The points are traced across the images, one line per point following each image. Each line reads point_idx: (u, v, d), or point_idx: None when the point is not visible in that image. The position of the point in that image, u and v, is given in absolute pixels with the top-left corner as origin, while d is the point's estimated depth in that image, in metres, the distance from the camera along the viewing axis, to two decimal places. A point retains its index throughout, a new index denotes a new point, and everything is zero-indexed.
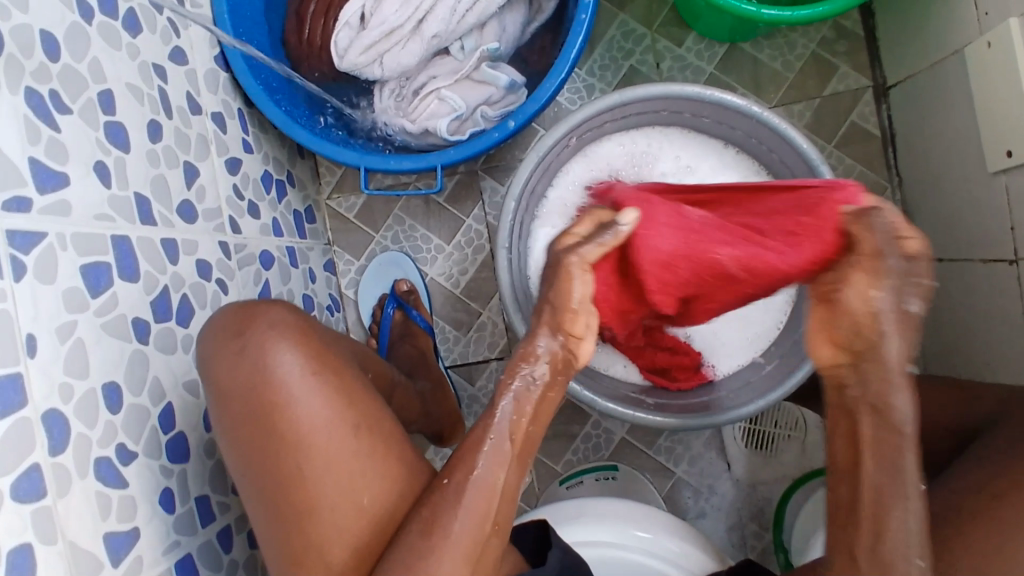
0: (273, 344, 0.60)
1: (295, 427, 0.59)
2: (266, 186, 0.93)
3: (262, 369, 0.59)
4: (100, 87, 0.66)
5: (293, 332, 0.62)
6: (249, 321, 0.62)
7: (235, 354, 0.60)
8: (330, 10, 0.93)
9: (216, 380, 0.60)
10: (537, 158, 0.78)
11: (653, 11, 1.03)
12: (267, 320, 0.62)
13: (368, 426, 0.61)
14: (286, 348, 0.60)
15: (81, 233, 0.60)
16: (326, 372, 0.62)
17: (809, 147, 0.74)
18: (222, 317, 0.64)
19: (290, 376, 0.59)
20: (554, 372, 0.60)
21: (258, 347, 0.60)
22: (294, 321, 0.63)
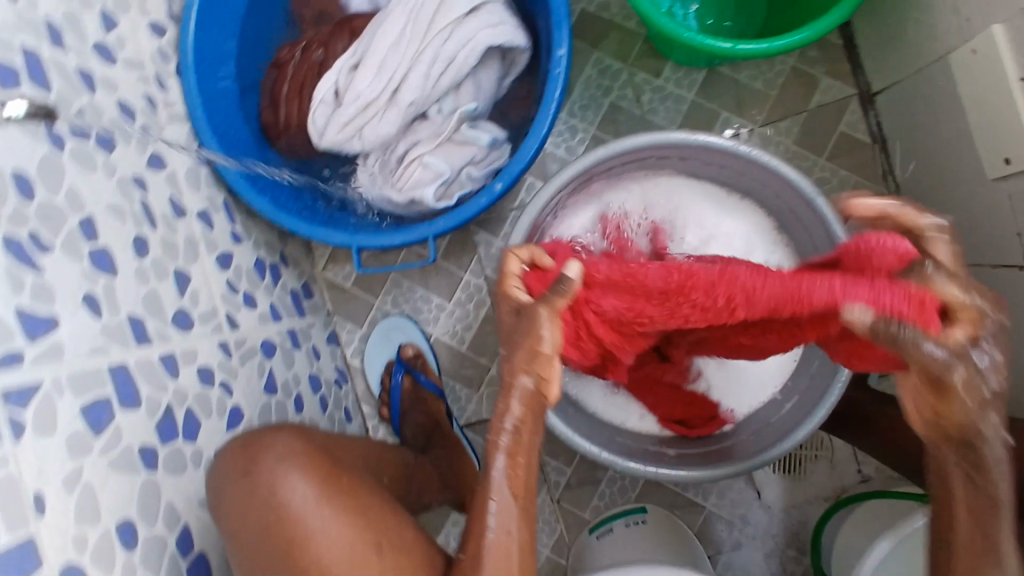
0: (282, 475, 0.60)
1: (314, 558, 0.58)
2: (260, 272, 0.93)
3: (275, 502, 0.59)
4: (80, 215, 0.65)
5: (301, 459, 0.62)
6: (255, 454, 0.62)
7: (247, 488, 0.60)
8: (303, 89, 0.92)
9: (230, 521, 0.60)
10: (530, 220, 0.76)
11: (628, 44, 1.01)
12: (274, 449, 0.63)
13: (389, 545, 0.60)
14: (296, 476, 0.60)
15: (76, 374, 0.59)
16: (341, 496, 0.61)
17: (807, 182, 0.72)
18: (228, 452, 0.64)
19: (304, 505, 0.59)
20: (535, 416, 0.56)
21: (268, 481, 0.60)
22: (301, 447, 0.64)
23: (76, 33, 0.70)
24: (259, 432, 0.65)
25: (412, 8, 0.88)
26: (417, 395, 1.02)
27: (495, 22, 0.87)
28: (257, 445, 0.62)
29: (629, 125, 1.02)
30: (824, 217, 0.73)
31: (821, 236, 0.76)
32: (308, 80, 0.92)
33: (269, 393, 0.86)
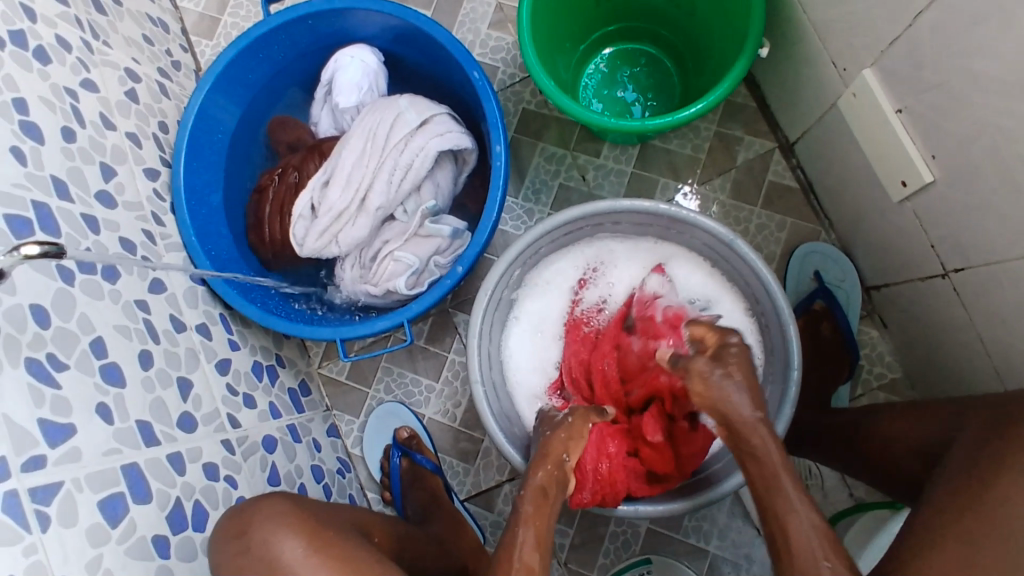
0: (274, 537, 0.71)
1: None
2: (257, 374, 1.01)
3: (269, 560, 0.70)
4: (90, 336, 0.75)
5: (290, 523, 0.73)
6: (246, 523, 0.73)
7: (239, 550, 0.71)
8: (283, 208, 1.05)
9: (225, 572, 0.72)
10: (489, 295, 0.85)
11: (567, 133, 1.14)
12: (265, 516, 0.73)
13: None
14: (287, 538, 0.71)
15: (93, 472, 0.67)
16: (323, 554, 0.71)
17: (724, 230, 0.83)
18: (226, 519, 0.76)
19: (293, 560, 0.70)
20: (553, 479, 0.72)
21: (259, 543, 0.71)
22: (289, 506, 0.76)
23: (80, 185, 0.81)
24: (250, 503, 0.76)
25: (370, 129, 1.01)
26: (415, 474, 1.08)
27: (443, 131, 1.00)
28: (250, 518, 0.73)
29: (579, 201, 1.13)
30: (745, 257, 0.82)
31: (746, 274, 0.85)
32: (287, 200, 1.05)
33: (272, 484, 0.93)
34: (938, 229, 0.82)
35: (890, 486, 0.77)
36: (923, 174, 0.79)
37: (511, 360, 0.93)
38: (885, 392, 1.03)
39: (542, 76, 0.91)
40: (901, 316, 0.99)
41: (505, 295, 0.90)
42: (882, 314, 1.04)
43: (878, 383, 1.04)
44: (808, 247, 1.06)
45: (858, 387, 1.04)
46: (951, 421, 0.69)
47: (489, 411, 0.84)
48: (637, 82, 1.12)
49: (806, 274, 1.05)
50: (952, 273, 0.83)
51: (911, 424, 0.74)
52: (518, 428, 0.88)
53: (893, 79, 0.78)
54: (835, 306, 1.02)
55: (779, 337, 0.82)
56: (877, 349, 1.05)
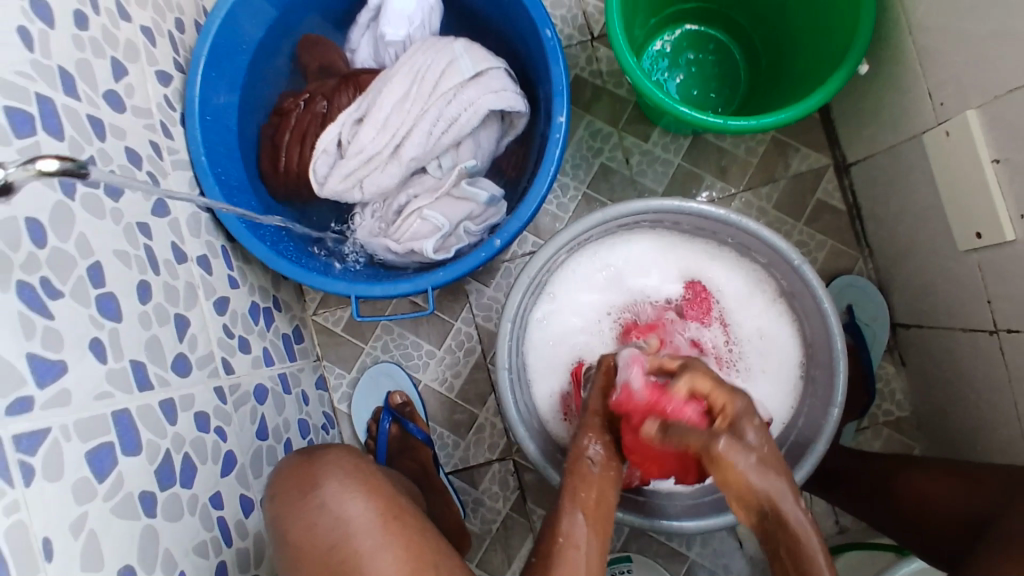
0: (347, 495, 0.63)
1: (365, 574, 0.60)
2: (254, 317, 0.93)
3: (337, 521, 0.62)
4: (88, 261, 0.65)
5: (364, 482, 0.65)
6: (317, 476, 0.65)
7: (308, 507, 0.63)
8: (305, 138, 0.95)
9: (289, 530, 0.63)
10: (529, 280, 0.79)
11: (618, 110, 1.07)
12: (331, 481, 0.65)
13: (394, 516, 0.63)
14: (359, 496, 0.63)
15: (82, 419, 0.59)
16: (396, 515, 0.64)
17: (792, 251, 0.77)
18: (287, 468, 0.67)
19: (364, 520, 0.62)
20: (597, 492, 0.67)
21: (331, 501, 0.63)
22: (357, 463, 0.67)
23: (88, 82, 0.71)
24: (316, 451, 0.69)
25: (417, 69, 0.92)
26: (404, 442, 1.02)
27: (497, 88, 0.91)
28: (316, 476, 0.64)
29: (618, 185, 1.06)
30: (807, 283, 0.77)
31: (804, 301, 0.80)
32: (310, 129, 0.96)
33: (260, 439, 0.86)
34: (1000, 287, 0.79)
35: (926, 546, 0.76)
36: (1004, 231, 0.75)
37: (535, 350, 0.85)
38: (890, 429, 1.02)
39: (623, 49, 0.84)
40: (926, 361, 0.98)
41: (541, 282, 0.83)
42: (903, 353, 1.02)
43: (885, 420, 1.03)
44: (846, 279, 1.03)
45: (864, 420, 1.03)
46: (1002, 498, 0.70)
47: (512, 401, 0.78)
48: (702, 68, 1.04)
49: (839, 306, 1.02)
50: (1002, 332, 0.80)
51: (965, 496, 0.74)
52: (536, 422, 0.83)
53: (996, 126, 0.73)
54: (861, 343, 1.00)
55: (825, 373, 0.78)
56: (891, 385, 1.03)
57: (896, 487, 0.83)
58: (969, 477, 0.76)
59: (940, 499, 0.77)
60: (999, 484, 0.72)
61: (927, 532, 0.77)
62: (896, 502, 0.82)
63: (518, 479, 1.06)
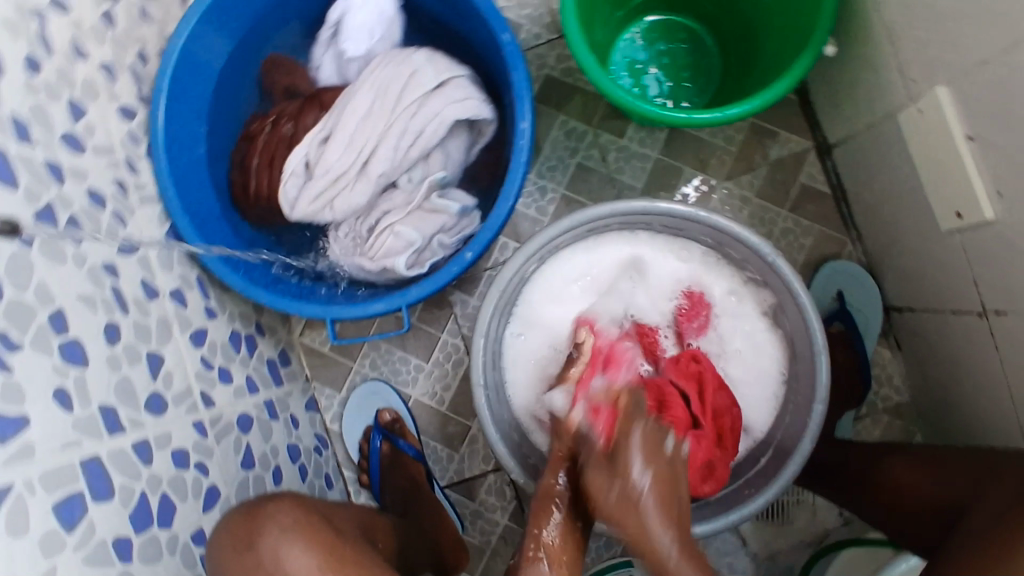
0: (285, 551, 0.63)
1: None
2: (235, 345, 0.93)
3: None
4: (50, 309, 0.65)
5: (303, 534, 0.65)
6: (255, 532, 0.65)
7: (249, 565, 0.63)
8: (273, 160, 0.95)
9: None
10: (499, 293, 0.78)
11: (591, 107, 1.05)
12: (271, 534, 0.64)
13: (336, 564, 0.64)
14: (301, 551, 0.63)
15: (47, 471, 0.59)
16: (336, 563, 0.64)
17: (766, 246, 0.75)
18: (227, 523, 0.67)
19: (308, 574, 0.62)
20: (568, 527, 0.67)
21: (270, 558, 0.63)
22: (298, 511, 0.67)
23: (44, 127, 0.71)
24: (260, 501, 0.68)
25: (379, 84, 0.90)
26: (396, 459, 1.02)
27: (461, 97, 0.90)
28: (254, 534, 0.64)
29: (596, 185, 1.04)
30: (783, 277, 0.75)
31: (783, 295, 0.78)
32: (279, 151, 0.95)
33: (246, 469, 0.86)
34: (984, 268, 0.76)
35: (909, 536, 0.74)
36: (983, 211, 0.72)
37: (514, 361, 0.84)
38: (890, 416, 1.00)
39: (581, 49, 0.82)
40: (922, 345, 0.95)
41: (515, 293, 0.82)
42: (899, 336, 1.00)
43: (884, 406, 1.00)
44: (835, 265, 1.00)
45: (863, 408, 1.00)
46: (977, 483, 0.67)
47: (490, 418, 0.77)
48: (674, 59, 1.02)
49: (829, 293, 1.00)
50: (991, 314, 0.78)
51: (940, 479, 0.72)
52: (519, 436, 0.82)
53: (967, 103, 0.70)
54: (853, 330, 0.97)
55: (809, 368, 0.76)
56: (888, 370, 1.01)
57: (873, 464, 0.82)
58: (943, 463, 0.73)
59: (920, 480, 0.74)
60: (975, 468, 0.69)
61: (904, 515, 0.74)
62: (875, 493, 0.79)
63: (515, 489, 1.05)
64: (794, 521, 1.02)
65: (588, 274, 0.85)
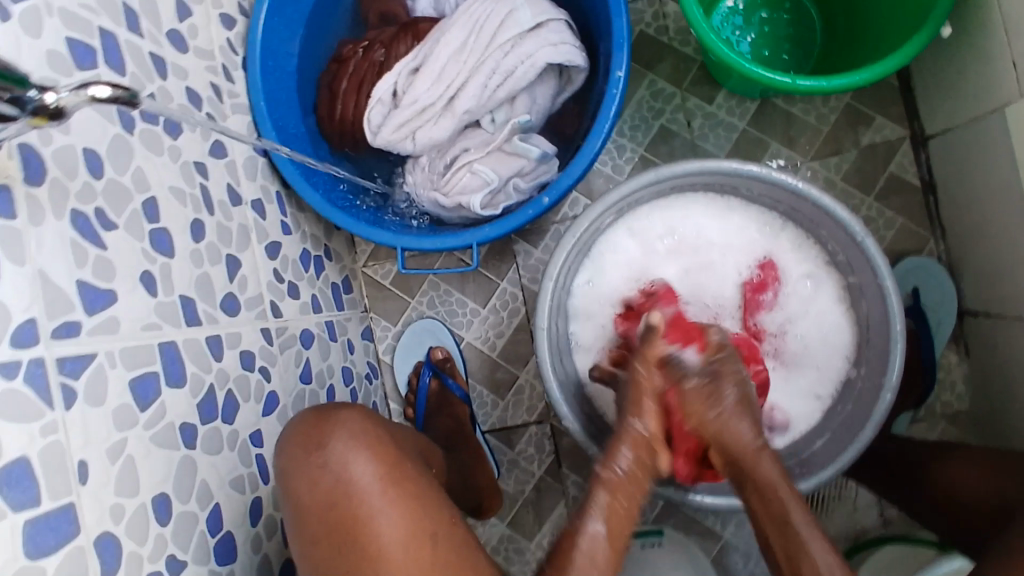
0: (351, 456, 0.66)
1: (375, 538, 0.63)
2: (304, 263, 0.95)
3: (345, 480, 0.65)
4: (144, 197, 0.67)
5: (368, 441, 0.67)
6: (325, 434, 0.67)
7: (314, 463, 0.66)
8: (361, 85, 0.96)
9: (296, 492, 0.66)
10: (574, 239, 0.77)
11: (683, 69, 1.03)
12: (339, 438, 0.67)
13: (394, 478, 0.66)
14: (364, 457, 0.66)
15: (128, 348, 0.61)
16: (397, 476, 0.66)
17: (857, 224, 0.72)
18: (296, 427, 0.69)
19: (367, 482, 0.65)
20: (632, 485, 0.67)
21: (336, 462, 0.65)
22: (365, 420, 0.70)
23: (153, 21, 0.72)
24: (328, 407, 0.71)
25: (476, 19, 0.90)
26: (443, 398, 1.03)
27: (556, 40, 0.89)
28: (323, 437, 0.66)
29: (678, 150, 1.03)
30: (868, 257, 0.73)
31: (865, 277, 0.76)
32: (367, 78, 0.96)
33: (303, 382, 0.88)
34: None
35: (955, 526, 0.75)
36: None
37: (578, 311, 0.84)
38: (948, 422, 0.97)
39: (690, 2, 0.80)
40: (994, 353, 0.92)
41: (589, 243, 0.81)
42: (969, 343, 0.96)
43: (943, 411, 0.97)
44: (915, 261, 0.97)
45: (921, 410, 0.98)
46: None
47: (550, 360, 0.77)
48: (776, 28, 0.99)
49: (903, 289, 0.97)
50: None
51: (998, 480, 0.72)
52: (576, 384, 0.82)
53: None
54: (925, 329, 0.95)
55: (881, 354, 0.74)
56: (953, 376, 0.98)
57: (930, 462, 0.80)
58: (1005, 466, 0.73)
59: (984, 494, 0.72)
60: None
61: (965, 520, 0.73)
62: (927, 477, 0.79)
63: (555, 443, 1.06)
64: (832, 514, 1.01)
65: (664, 234, 0.84)
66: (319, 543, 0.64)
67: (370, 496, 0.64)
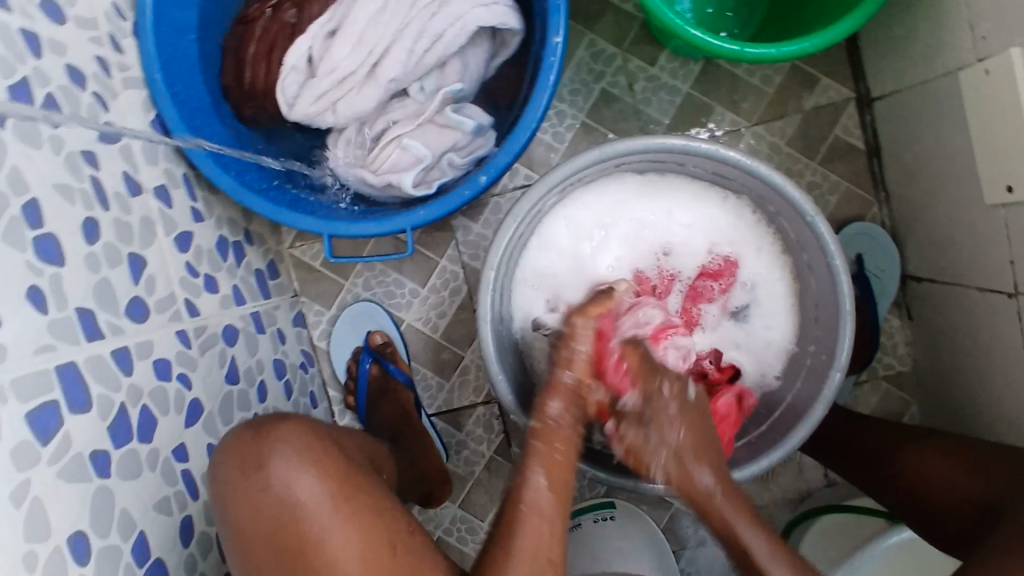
0: (295, 475, 0.61)
1: (327, 560, 0.58)
2: (222, 252, 0.88)
3: (290, 501, 0.60)
4: (24, 199, 0.58)
5: (315, 457, 0.63)
6: (264, 454, 0.62)
7: (255, 488, 0.61)
8: (273, 50, 0.87)
9: (237, 516, 0.61)
10: (515, 225, 0.72)
11: (623, 28, 0.97)
12: (282, 454, 0.62)
13: (346, 493, 0.61)
14: (309, 475, 0.61)
15: (19, 378, 0.54)
16: (349, 490, 0.61)
17: (808, 202, 0.70)
18: (233, 443, 0.64)
19: (317, 502, 0.60)
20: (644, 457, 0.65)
21: (279, 482, 0.61)
22: (307, 433, 0.65)
23: None
24: (266, 421, 0.66)
25: None
26: (385, 384, 0.99)
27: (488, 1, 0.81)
28: (263, 454, 0.62)
29: (620, 116, 0.97)
30: (818, 236, 0.70)
31: (813, 254, 0.74)
32: (279, 41, 0.87)
33: (230, 383, 0.82)
34: None
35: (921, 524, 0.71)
36: None
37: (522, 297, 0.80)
38: (889, 384, 0.98)
39: None
40: (935, 315, 0.93)
41: (531, 226, 0.77)
42: (911, 306, 0.97)
43: (884, 373, 0.99)
44: (857, 227, 0.96)
45: (863, 373, 0.99)
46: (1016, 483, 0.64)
47: (495, 355, 0.73)
48: None
49: (847, 255, 0.96)
50: None
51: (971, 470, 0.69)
52: (521, 376, 0.79)
53: None
54: (868, 295, 0.95)
55: (829, 332, 0.73)
56: (894, 338, 0.99)
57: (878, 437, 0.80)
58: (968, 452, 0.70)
59: (955, 490, 0.69)
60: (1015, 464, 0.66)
61: (936, 517, 0.69)
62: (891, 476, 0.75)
63: (503, 423, 1.03)
64: (778, 477, 1.03)
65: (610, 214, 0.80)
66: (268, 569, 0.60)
67: (321, 515, 0.59)
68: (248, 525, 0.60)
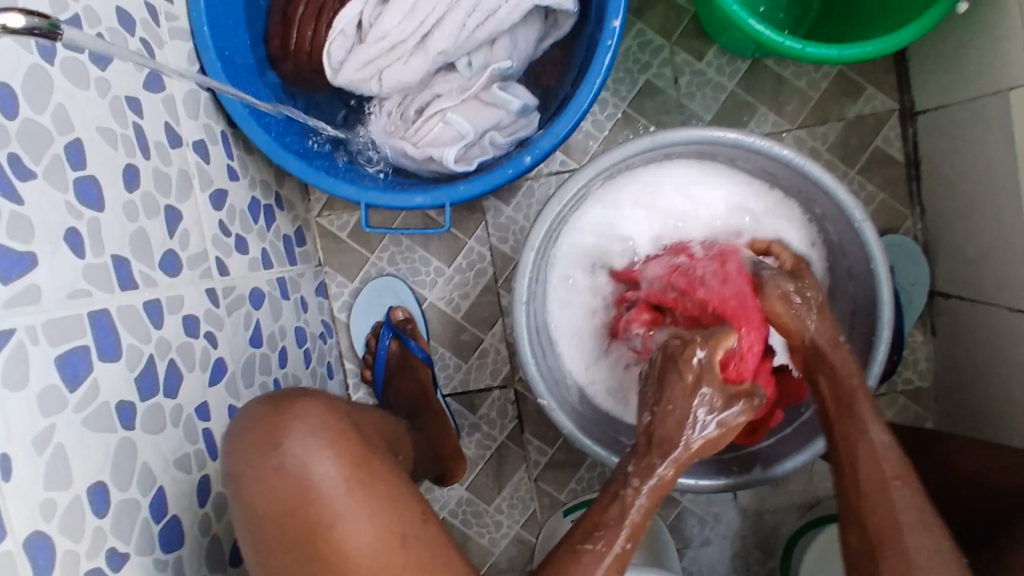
0: (312, 455, 0.60)
1: (340, 544, 0.58)
2: (254, 214, 0.86)
3: (306, 482, 0.59)
4: (67, 139, 0.57)
5: (331, 437, 0.62)
6: (279, 431, 0.61)
7: (269, 466, 0.60)
8: (321, 13, 0.84)
9: (249, 493, 0.60)
10: (559, 207, 0.71)
11: (673, 21, 0.96)
12: (298, 432, 0.61)
13: (361, 478, 0.60)
14: (326, 456, 0.60)
15: (52, 320, 0.52)
16: (363, 474, 0.61)
17: (856, 206, 0.69)
18: (247, 418, 0.63)
19: (333, 484, 0.59)
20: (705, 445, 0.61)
21: (295, 461, 0.60)
22: (323, 413, 0.64)
23: None
24: (281, 396, 0.65)
25: None
26: (403, 360, 0.98)
27: None
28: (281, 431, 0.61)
29: (663, 109, 0.97)
30: (863, 242, 0.69)
31: (856, 260, 0.73)
32: (328, 4, 0.85)
33: (254, 346, 0.80)
34: None
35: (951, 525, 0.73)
36: None
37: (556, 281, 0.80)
38: (907, 398, 0.98)
39: None
40: (961, 332, 0.92)
41: (572, 209, 0.76)
42: (936, 323, 0.97)
43: (903, 388, 0.98)
44: (890, 239, 0.96)
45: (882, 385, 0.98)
46: None
47: (527, 336, 0.72)
48: None
49: None
50: None
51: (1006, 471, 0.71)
52: (550, 361, 0.78)
53: None
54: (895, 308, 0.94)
55: (865, 340, 0.72)
56: (916, 353, 0.98)
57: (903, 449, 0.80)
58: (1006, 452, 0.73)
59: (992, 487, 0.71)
60: None
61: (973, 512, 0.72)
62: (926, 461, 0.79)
63: (518, 409, 1.02)
64: (788, 483, 1.02)
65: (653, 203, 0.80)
66: (278, 548, 0.59)
67: (334, 498, 0.59)
68: (261, 504, 0.59)
